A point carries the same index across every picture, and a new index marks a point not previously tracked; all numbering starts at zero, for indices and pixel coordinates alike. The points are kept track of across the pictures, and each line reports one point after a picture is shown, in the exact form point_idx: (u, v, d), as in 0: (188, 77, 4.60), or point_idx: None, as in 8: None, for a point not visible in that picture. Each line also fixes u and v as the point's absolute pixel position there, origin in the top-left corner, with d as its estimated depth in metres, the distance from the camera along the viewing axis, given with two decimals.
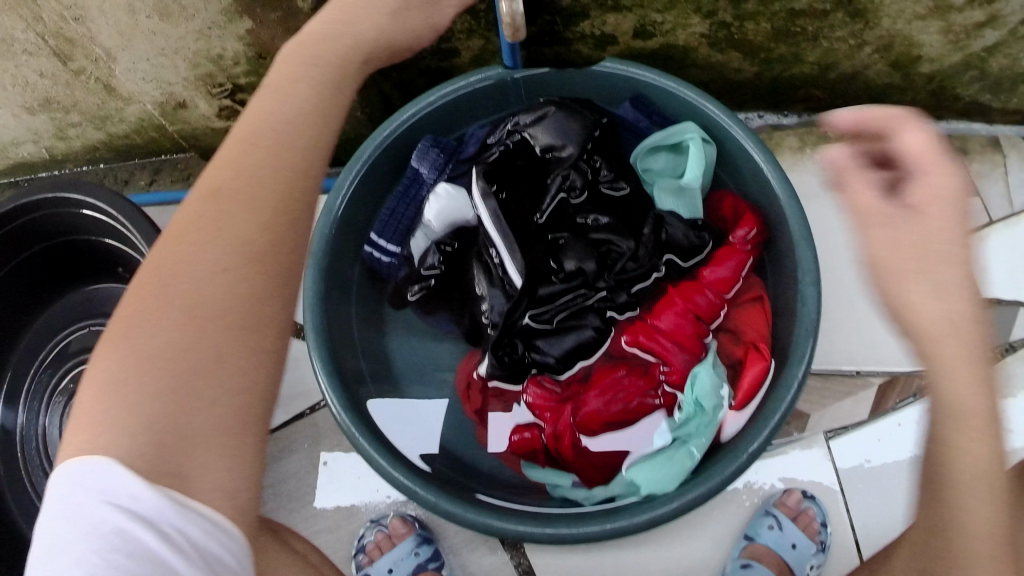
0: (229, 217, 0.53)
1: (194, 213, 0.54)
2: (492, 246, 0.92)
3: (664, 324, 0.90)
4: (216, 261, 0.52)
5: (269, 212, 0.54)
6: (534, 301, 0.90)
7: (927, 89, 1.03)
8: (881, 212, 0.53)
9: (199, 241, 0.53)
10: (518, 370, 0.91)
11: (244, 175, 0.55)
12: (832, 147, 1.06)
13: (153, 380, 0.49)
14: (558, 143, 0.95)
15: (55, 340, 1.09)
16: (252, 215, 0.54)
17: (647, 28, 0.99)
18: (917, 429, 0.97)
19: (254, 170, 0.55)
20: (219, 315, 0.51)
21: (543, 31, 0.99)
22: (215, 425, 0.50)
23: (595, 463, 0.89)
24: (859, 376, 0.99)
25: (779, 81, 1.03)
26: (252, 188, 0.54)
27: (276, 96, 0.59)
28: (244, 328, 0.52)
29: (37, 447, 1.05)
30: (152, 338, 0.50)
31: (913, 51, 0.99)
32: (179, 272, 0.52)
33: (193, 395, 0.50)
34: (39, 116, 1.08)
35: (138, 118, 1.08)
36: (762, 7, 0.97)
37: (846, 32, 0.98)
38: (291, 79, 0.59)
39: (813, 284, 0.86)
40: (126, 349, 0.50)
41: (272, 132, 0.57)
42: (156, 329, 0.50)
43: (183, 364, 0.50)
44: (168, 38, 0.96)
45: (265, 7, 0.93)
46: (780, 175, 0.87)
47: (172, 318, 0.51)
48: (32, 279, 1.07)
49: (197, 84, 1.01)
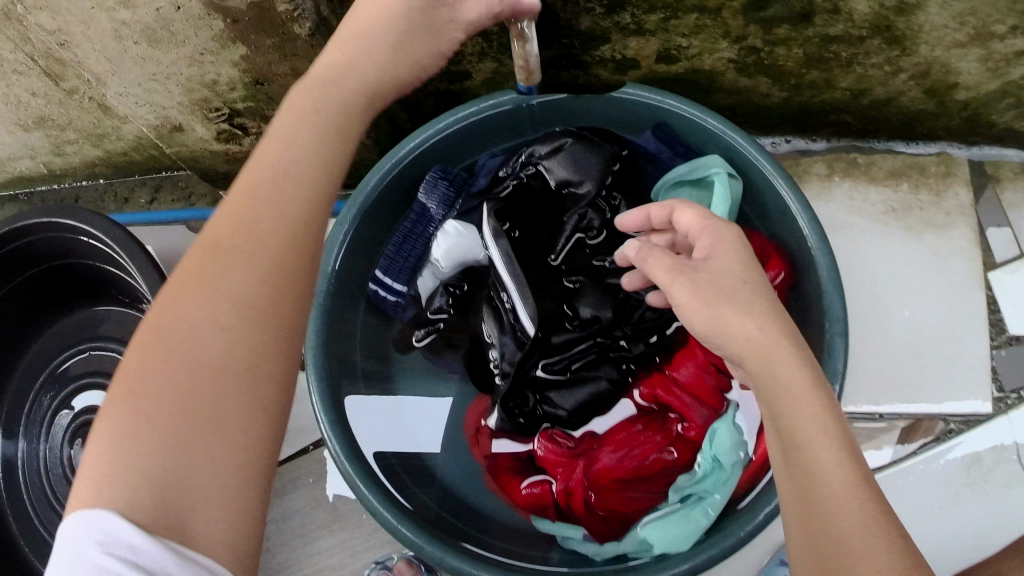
0: (229, 283, 0.54)
1: (196, 280, 0.54)
2: (503, 289, 0.87)
3: (682, 376, 0.85)
4: (220, 327, 0.53)
5: (266, 285, 0.55)
6: (548, 349, 0.87)
7: (962, 115, 0.98)
8: (678, 271, 0.64)
9: (206, 304, 0.53)
10: (530, 424, 0.87)
11: (240, 245, 0.55)
12: (862, 174, 1.02)
13: (159, 436, 0.49)
14: (576, 178, 0.89)
15: (53, 362, 1.07)
16: (249, 285, 0.54)
17: (671, 54, 0.95)
18: (937, 475, 0.95)
19: (247, 238, 0.56)
20: (222, 377, 0.52)
21: (564, 54, 0.96)
22: (214, 473, 0.50)
23: (606, 517, 0.82)
24: (882, 418, 0.97)
25: (809, 106, 1.00)
26: (249, 259, 0.55)
27: (254, 184, 0.57)
28: (245, 380, 0.52)
29: (37, 473, 1.04)
30: (160, 400, 0.50)
31: (950, 79, 0.94)
32: (182, 334, 0.52)
33: (196, 449, 0.50)
34: (35, 133, 1.05)
35: (135, 137, 1.04)
36: (795, 33, 0.90)
37: (882, 58, 0.92)
38: (295, 186, 0.58)
39: (841, 334, 0.84)
40: (135, 409, 0.50)
41: (263, 217, 0.57)
42: (165, 391, 0.50)
43: (187, 420, 0.50)
44: (158, 65, 0.92)
45: (259, 35, 0.88)
46: (807, 217, 0.86)
47: (176, 376, 0.51)
48: (30, 302, 1.04)
49: (192, 108, 0.97)
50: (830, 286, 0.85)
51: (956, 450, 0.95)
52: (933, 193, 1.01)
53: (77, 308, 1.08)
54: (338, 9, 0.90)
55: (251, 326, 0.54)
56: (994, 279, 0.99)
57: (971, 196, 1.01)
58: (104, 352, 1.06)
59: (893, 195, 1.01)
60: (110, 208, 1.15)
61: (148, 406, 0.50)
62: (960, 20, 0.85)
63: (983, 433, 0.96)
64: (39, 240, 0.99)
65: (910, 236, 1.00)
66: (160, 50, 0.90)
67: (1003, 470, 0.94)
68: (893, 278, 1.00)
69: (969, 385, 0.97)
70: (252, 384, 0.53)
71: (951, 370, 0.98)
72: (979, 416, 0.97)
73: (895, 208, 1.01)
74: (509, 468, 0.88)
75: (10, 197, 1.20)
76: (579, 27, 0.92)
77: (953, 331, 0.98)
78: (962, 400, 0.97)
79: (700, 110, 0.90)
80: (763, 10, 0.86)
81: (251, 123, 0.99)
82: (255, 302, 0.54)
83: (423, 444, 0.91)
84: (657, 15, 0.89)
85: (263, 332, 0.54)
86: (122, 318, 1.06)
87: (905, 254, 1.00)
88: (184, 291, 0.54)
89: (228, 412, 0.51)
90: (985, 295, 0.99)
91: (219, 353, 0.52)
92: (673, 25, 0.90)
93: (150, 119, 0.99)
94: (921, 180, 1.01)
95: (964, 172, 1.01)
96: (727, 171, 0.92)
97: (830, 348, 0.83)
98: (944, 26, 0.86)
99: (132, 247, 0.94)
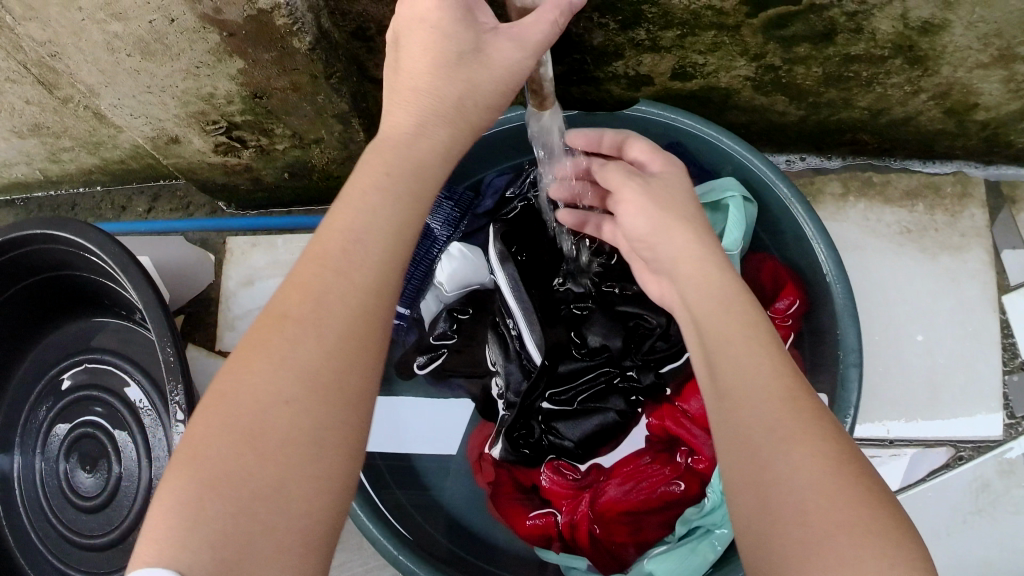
0: (309, 353, 0.46)
1: (279, 335, 0.47)
2: (509, 316, 0.87)
3: (693, 407, 0.81)
4: (304, 392, 0.45)
5: (356, 354, 0.47)
6: (554, 379, 0.85)
7: (980, 135, 0.96)
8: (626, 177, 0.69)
9: (281, 369, 0.46)
10: (535, 454, 0.85)
11: (336, 307, 0.48)
12: (878, 194, 1.01)
13: (222, 511, 0.42)
14: None
15: (48, 375, 1.06)
16: (336, 348, 0.47)
17: (687, 70, 0.93)
18: (946, 503, 0.93)
19: (345, 303, 0.48)
20: (296, 449, 0.44)
21: (575, 70, 0.94)
22: (276, 547, 0.42)
23: (610, 547, 0.81)
24: (891, 445, 0.96)
25: (825, 125, 0.98)
26: (346, 323, 0.48)
27: (347, 236, 0.50)
28: (315, 457, 0.44)
29: (31, 487, 1.03)
30: (224, 470, 0.43)
31: (970, 100, 0.91)
32: (255, 397, 0.45)
33: (260, 525, 0.42)
34: (30, 140, 1.02)
35: (132, 145, 1.02)
36: (815, 52, 0.88)
37: (903, 78, 0.90)
38: (375, 234, 0.50)
39: (855, 364, 0.81)
40: (198, 476, 0.43)
41: (354, 274, 0.49)
42: (229, 461, 0.43)
43: (252, 494, 0.42)
44: (153, 78, 0.89)
45: (257, 49, 0.84)
46: (826, 246, 0.83)
47: (248, 441, 0.44)
48: (25, 314, 1.02)
49: (189, 120, 0.94)
50: (845, 315, 0.83)
51: (967, 477, 0.94)
52: (949, 214, 0.99)
53: (75, 319, 1.07)
54: (340, 21, 0.87)
55: (326, 393, 0.46)
56: (1008, 302, 0.97)
57: (986, 217, 0.98)
58: (100, 364, 1.04)
59: (909, 216, 0.99)
60: (107, 216, 1.12)
61: (208, 471, 0.43)
62: (984, 42, 0.83)
63: (993, 460, 0.94)
64: (32, 253, 0.97)
65: (925, 257, 0.98)
66: (154, 62, 0.87)
67: (1015, 499, 0.92)
68: (905, 301, 0.98)
69: (981, 411, 0.95)
70: (326, 455, 0.45)
71: (964, 396, 0.96)
72: (990, 442, 0.95)
73: (911, 229, 0.99)
74: (514, 494, 0.86)
75: (6, 201, 1.17)
76: (592, 43, 0.89)
77: (966, 356, 0.96)
78: (973, 426, 0.95)
79: (715, 128, 0.88)
80: (784, 28, 0.84)
81: (250, 135, 0.97)
82: (325, 376, 0.46)
83: (413, 446, 0.92)
84: (674, 31, 0.87)
85: (334, 404, 0.46)
86: (120, 329, 1.05)
87: (919, 276, 0.98)
88: (259, 351, 0.47)
89: (291, 478, 0.44)
90: (999, 318, 0.97)
91: (292, 424, 0.44)
92: (690, 41, 0.88)
93: (146, 131, 0.96)
94: (937, 200, 0.99)
95: (980, 192, 0.99)
96: (744, 195, 0.91)
97: (845, 380, 0.81)
98: (967, 47, 0.84)
99: (128, 261, 0.92)
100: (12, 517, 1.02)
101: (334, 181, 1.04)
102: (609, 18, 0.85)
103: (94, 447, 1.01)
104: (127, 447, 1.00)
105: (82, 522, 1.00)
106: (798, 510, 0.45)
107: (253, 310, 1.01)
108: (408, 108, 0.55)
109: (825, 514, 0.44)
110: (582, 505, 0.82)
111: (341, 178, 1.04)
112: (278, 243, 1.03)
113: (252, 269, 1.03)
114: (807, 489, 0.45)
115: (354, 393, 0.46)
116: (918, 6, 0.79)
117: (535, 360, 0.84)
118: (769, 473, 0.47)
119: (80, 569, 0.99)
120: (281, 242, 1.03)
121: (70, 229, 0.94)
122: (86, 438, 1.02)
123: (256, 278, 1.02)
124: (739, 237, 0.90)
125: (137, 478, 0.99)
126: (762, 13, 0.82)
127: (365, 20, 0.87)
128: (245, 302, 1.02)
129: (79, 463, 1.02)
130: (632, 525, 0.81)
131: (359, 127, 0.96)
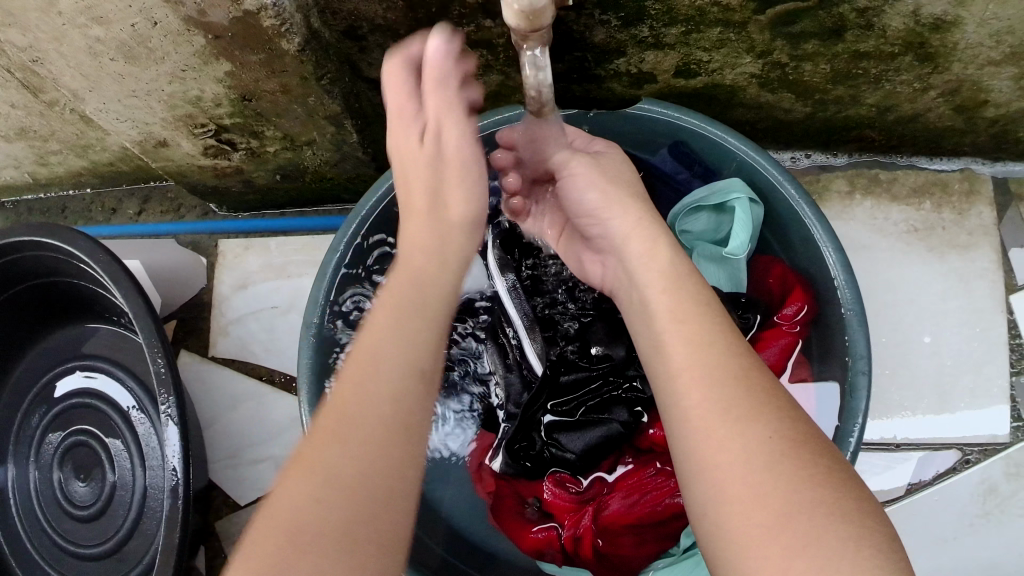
0: (346, 449, 0.49)
1: (323, 437, 0.50)
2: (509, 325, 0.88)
3: None
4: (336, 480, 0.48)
5: (389, 450, 0.49)
6: (556, 389, 0.83)
7: (990, 131, 0.93)
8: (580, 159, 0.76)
9: (325, 467, 0.48)
10: (537, 467, 0.84)
11: (374, 407, 0.51)
12: (885, 192, 0.98)
13: None
14: None
15: (40, 383, 1.04)
16: (373, 445, 0.49)
17: (691, 68, 0.90)
18: (953, 507, 0.92)
19: (382, 402, 0.51)
20: (323, 540, 0.45)
21: (576, 67, 0.91)
22: None
23: (614, 561, 0.80)
24: (898, 449, 0.94)
25: (832, 122, 0.95)
26: (380, 420, 0.50)
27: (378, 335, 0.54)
28: (346, 551, 0.45)
29: (27, 496, 1.02)
30: (261, 560, 0.45)
31: (980, 96, 0.88)
32: (299, 492, 0.47)
33: None
34: (17, 143, 1.00)
35: (121, 148, 0.99)
36: (823, 49, 0.85)
37: (913, 75, 0.87)
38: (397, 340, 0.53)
39: (865, 371, 0.79)
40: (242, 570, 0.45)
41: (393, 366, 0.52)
42: (266, 553, 0.45)
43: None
44: (138, 82, 0.86)
45: (244, 51, 0.81)
46: (834, 250, 0.81)
47: (283, 532, 0.46)
48: (14, 321, 1.00)
49: (177, 124, 0.92)
50: (853, 317, 0.81)
51: (974, 480, 0.92)
52: (957, 212, 0.97)
53: (65, 325, 1.05)
54: (330, 21, 0.84)
55: (361, 488, 0.48)
56: (1016, 301, 0.95)
57: (995, 215, 0.96)
58: (92, 371, 1.02)
59: (916, 214, 0.97)
60: (98, 218, 1.10)
61: (260, 559, 0.45)
62: (996, 39, 0.81)
63: (1001, 462, 0.92)
64: (18, 261, 0.95)
65: (932, 257, 0.96)
66: (138, 66, 0.84)
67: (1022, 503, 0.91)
68: (911, 302, 0.96)
69: (989, 412, 0.94)
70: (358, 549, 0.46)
71: (972, 397, 0.94)
72: (998, 445, 0.93)
73: (918, 227, 0.97)
74: (515, 508, 0.85)
75: None
76: (593, 40, 0.86)
77: (973, 357, 0.95)
78: (982, 428, 0.93)
79: (720, 127, 0.86)
80: (792, 24, 0.82)
81: (240, 138, 0.94)
82: (364, 475, 0.48)
83: None
84: (678, 28, 0.84)
85: (372, 501, 0.47)
86: (111, 335, 1.03)
87: (926, 275, 0.96)
88: (308, 452, 0.50)
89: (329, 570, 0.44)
90: (1007, 318, 0.95)
91: (326, 516, 0.46)
92: (694, 38, 0.85)
93: (133, 135, 0.94)
94: (944, 198, 0.97)
95: (988, 189, 0.97)
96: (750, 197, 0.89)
97: (854, 388, 0.79)
98: (978, 44, 0.82)
99: (116, 267, 0.90)
100: (9, 528, 1.01)
101: (328, 182, 1.01)
102: (611, 15, 0.82)
103: (89, 456, 1.00)
104: (120, 456, 0.99)
105: (79, 532, 0.99)
106: (734, 499, 0.48)
107: (247, 315, 0.99)
108: (459, 187, 0.65)
109: (773, 487, 0.47)
110: (584, 520, 0.80)
111: (337, 179, 1.02)
112: (271, 246, 1.01)
113: (245, 273, 1.01)
114: (757, 470, 0.48)
115: (386, 484, 0.48)
116: (929, 3, 0.76)
117: (534, 369, 0.85)
118: (716, 456, 0.49)
119: None
120: (275, 245, 1.01)
121: (56, 236, 0.91)
122: (80, 447, 1.00)
123: (250, 283, 1.00)
124: (746, 239, 0.88)
125: (132, 487, 0.98)
126: (768, 10, 0.80)
127: (357, 19, 0.84)
128: (238, 307, 1.00)
129: (74, 472, 1.00)
130: (633, 539, 0.80)
131: (353, 130, 0.93)
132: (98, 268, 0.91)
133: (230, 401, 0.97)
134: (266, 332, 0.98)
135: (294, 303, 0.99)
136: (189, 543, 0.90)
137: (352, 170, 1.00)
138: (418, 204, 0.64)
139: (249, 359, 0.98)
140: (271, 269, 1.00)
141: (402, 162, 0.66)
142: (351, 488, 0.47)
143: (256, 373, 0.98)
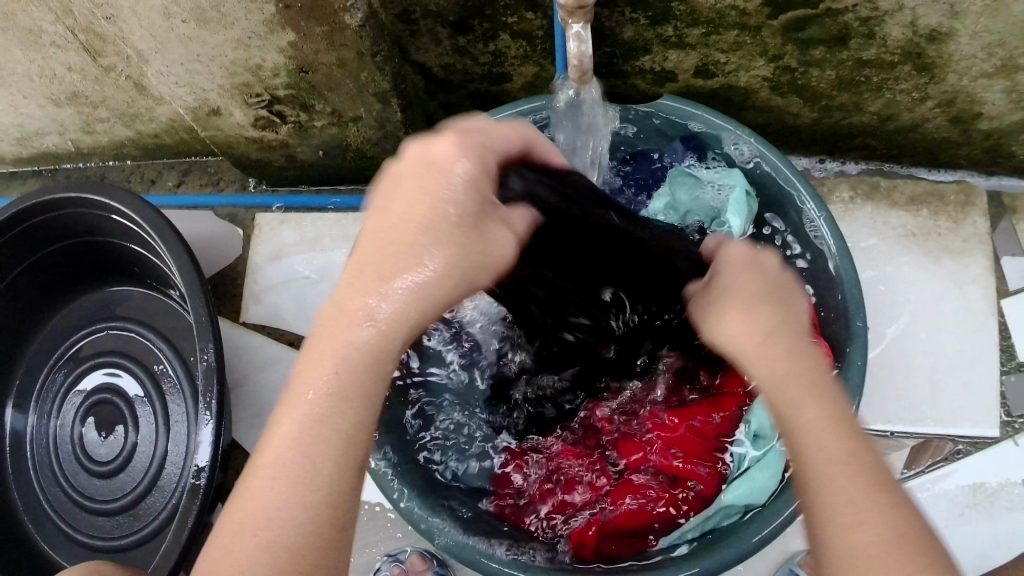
0: (325, 375, 0.49)
1: (348, 300, 0.50)
2: None
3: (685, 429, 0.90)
4: (352, 375, 0.49)
5: (374, 372, 0.50)
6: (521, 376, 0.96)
7: (984, 145, 1.02)
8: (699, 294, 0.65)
9: (330, 369, 0.49)
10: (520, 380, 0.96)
11: (358, 341, 0.49)
12: (884, 199, 1.06)
13: (317, 436, 0.48)
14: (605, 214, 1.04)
15: (67, 342, 1.07)
16: (362, 373, 0.49)
17: (709, 68, 0.98)
18: (946, 489, 0.97)
19: (349, 364, 0.49)
20: (358, 389, 0.49)
21: (606, 63, 0.99)
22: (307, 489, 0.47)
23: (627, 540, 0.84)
24: (893, 437, 0.99)
25: (838, 127, 1.04)
26: (358, 353, 0.49)
27: (360, 341, 0.49)
28: (328, 413, 0.48)
29: (44, 449, 1.04)
30: (315, 405, 0.48)
31: (975, 109, 0.97)
32: (318, 385, 0.49)
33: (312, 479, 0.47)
34: (66, 108, 1.06)
35: (169, 118, 1.06)
36: (830, 55, 0.93)
37: (911, 85, 0.95)
38: (398, 307, 0.50)
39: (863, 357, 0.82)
40: (304, 402, 0.49)
41: (351, 363, 0.49)
42: (308, 421, 0.48)
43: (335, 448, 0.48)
44: (203, 46, 0.91)
45: (309, 23, 0.87)
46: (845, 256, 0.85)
47: (338, 390, 0.49)
48: (50, 276, 1.04)
49: (232, 92, 0.97)
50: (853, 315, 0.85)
51: (965, 469, 0.98)
52: (952, 220, 1.04)
53: (93, 288, 1.08)
54: (387, 2, 0.91)
55: (339, 403, 0.48)
56: (1007, 306, 1.02)
57: (988, 225, 1.04)
58: (121, 332, 1.06)
59: (914, 220, 1.05)
60: (136, 188, 1.16)
61: (319, 386, 0.49)
62: (988, 51, 0.89)
63: (991, 453, 0.98)
64: (60, 217, 0.98)
65: (929, 260, 1.03)
66: (207, 30, 0.89)
67: (1013, 497, 0.96)
68: (910, 300, 1.03)
69: (978, 406, 0.99)
70: (339, 405, 0.48)
71: (961, 394, 1.00)
72: (988, 439, 0.99)
73: (915, 233, 1.04)
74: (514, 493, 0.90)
75: (34, 171, 1.21)
76: (623, 37, 0.95)
77: (965, 359, 1.01)
78: (968, 422, 0.99)
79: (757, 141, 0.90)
80: (802, 30, 0.90)
81: (291, 111, 1.00)
82: (346, 387, 0.49)
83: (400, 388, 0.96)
84: (700, 29, 0.92)
85: (354, 365, 0.49)
86: (143, 298, 1.06)
87: (924, 278, 1.03)
88: (339, 334, 0.50)
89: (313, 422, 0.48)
90: (998, 321, 1.01)
91: (313, 365, 0.49)
92: (714, 40, 0.93)
93: (188, 101, 0.99)
94: (941, 207, 1.04)
95: (982, 202, 1.04)
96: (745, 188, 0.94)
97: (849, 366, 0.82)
98: (972, 56, 0.90)
99: (161, 221, 0.93)
100: (23, 477, 1.03)
101: (366, 161, 1.07)
102: (640, 13, 0.90)
103: (110, 413, 1.02)
104: (143, 414, 1.01)
105: (93, 486, 1.01)
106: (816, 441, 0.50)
107: (279, 283, 1.03)
108: (509, 133, 0.57)
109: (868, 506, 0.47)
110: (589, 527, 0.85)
111: (372, 161, 1.08)
112: (306, 220, 1.05)
113: (279, 245, 1.05)
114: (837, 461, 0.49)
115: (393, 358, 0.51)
116: (926, 14, 0.85)
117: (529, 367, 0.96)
118: (790, 427, 0.52)
119: (86, 532, 1.00)
120: (308, 220, 1.05)
121: (99, 193, 0.95)
122: (104, 405, 1.03)
123: (285, 254, 1.04)
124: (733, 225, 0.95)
125: (153, 446, 1.00)
126: (781, 15, 0.88)
127: None
128: (271, 276, 1.04)
129: (95, 427, 1.02)
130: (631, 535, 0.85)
131: (398, 109, 0.99)
132: (143, 226, 0.94)
133: (260, 363, 1.00)
134: (296, 301, 1.02)
135: (325, 273, 1.02)
136: (211, 494, 0.92)
137: (391, 150, 1.06)
138: (402, 317, 0.50)
139: (278, 324, 1.01)
140: (304, 242, 1.04)
141: (398, 188, 0.51)
142: (351, 368, 0.49)
143: (286, 338, 1.01)
